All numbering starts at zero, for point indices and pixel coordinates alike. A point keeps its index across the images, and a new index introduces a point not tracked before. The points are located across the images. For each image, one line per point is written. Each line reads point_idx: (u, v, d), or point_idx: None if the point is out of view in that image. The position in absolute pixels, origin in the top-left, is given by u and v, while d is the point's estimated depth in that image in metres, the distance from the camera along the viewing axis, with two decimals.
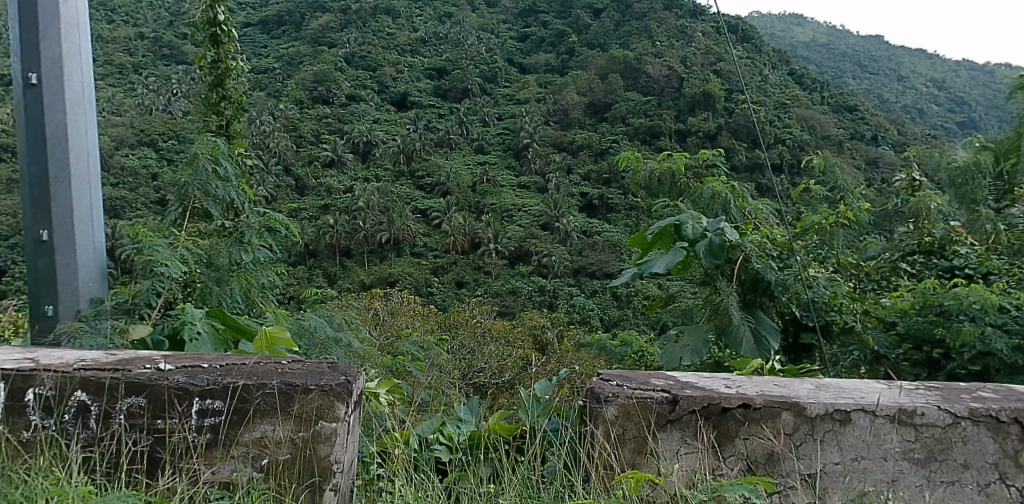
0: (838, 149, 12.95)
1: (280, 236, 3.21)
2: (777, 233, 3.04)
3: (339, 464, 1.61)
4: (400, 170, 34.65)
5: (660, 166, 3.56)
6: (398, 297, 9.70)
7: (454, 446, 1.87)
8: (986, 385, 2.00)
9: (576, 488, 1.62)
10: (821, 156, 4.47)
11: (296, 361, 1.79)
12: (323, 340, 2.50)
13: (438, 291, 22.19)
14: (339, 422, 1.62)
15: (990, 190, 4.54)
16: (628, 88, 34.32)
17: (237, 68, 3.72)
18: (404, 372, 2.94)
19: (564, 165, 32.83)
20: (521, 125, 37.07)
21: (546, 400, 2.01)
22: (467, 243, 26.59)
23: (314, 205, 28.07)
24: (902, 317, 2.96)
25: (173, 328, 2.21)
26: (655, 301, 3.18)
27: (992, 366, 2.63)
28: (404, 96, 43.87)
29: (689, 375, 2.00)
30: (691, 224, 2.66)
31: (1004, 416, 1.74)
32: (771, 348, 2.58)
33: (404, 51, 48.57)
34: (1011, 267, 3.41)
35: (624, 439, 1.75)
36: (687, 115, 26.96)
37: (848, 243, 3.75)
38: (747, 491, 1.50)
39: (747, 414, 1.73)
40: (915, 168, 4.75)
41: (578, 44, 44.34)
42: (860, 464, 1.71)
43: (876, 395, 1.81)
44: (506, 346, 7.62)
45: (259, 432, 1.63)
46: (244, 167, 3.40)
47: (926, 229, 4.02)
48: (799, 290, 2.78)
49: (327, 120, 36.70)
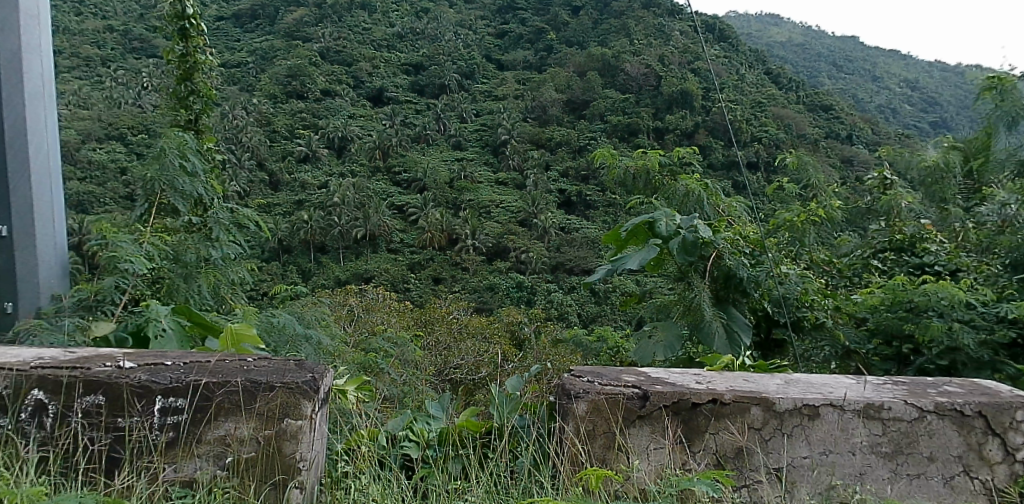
0: (814, 148, 13.31)
1: (249, 231, 3.16)
2: (749, 230, 3.06)
3: (305, 462, 1.59)
4: (376, 166, 34.00)
5: (635, 164, 3.59)
6: (373, 292, 9.65)
7: (425, 443, 1.84)
8: (952, 381, 2.02)
9: (542, 485, 1.61)
10: (794, 154, 4.51)
11: (261, 359, 1.77)
12: (292, 337, 2.45)
13: (415, 287, 22.12)
14: (305, 421, 1.60)
15: (960, 189, 4.63)
16: (606, 86, 34.28)
17: (206, 62, 3.64)
18: (376, 369, 2.93)
19: (542, 162, 32.71)
20: (499, 122, 37.00)
21: (518, 396, 1.97)
22: (444, 239, 26.46)
23: (288, 201, 27.79)
24: (873, 312, 2.96)
25: (136, 325, 2.11)
26: (628, 297, 3.18)
27: (959, 360, 2.66)
28: (380, 91, 43.57)
29: (659, 371, 2.01)
30: (665, 221, 2.66)
31: (969, 409, 1.76)
32: (742, 342, 2.60)
33: (380, 45, 48.31)
34: (980, 264, 3.47)
35: (593, 435, 1.74)
36: (665, 112, 27.12)
37: (819, 240, 3.83)
38: (711, 487, 1.51)
39: (716, 409, 1.74)
40: (887, 166, 4.80)
41: (556, 41, 44.61)
42: (829, 458, 1.72)
43: (845, 391, 1.83)
44: (483, 341, 7.67)
45: (223, 430, 1.59)
46: (214, 163, 3.35)
47: (898, 225, 4.04)
48: (770, 286, 2.82)
49: (302, 115, 36.44)
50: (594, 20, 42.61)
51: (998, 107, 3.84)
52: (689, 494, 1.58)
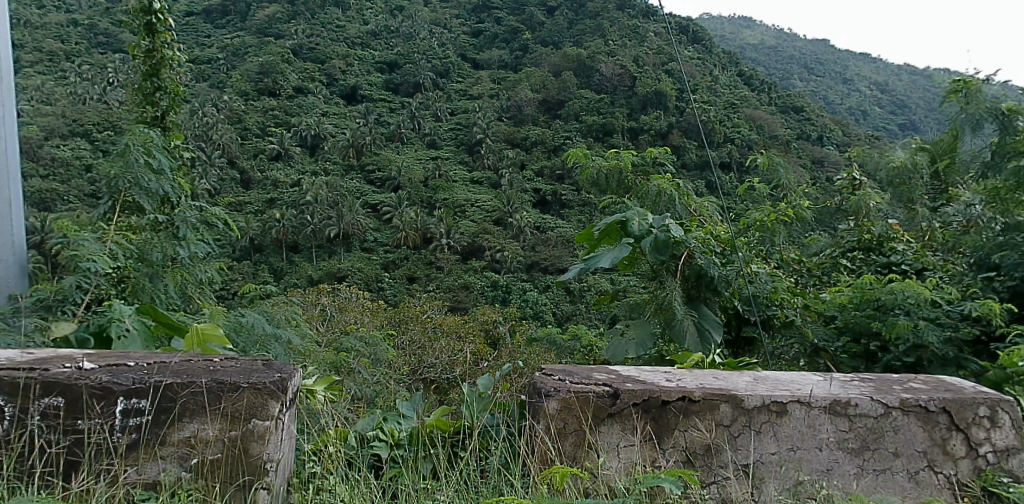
0: (785, 149, 13.51)
1: (217, 229, 3.14)
2: (720, 229, 3.08)
3: (272, 463, 1.57)
4: (350, 164, 33.58)
5: (607, 164, 3.61)
6: (346, 291, 9.55)
7: (395, 443, 1.83)
8: (917, 377, 2.05)
9: (509, 485, 1.60)
10: (765, 154, 4.56)
11: (228, 359, 1.75)
12: (261, 336, 2.42)
13: (389, 286, 22.00)
14: (273, 421, 1.57)
15: (927, 189, 4.72)
16: (581, 86, 34.40)
17: (173, 58, 3.57)
18: (347, 369, 2.91)
19: (517, 161, 32.46)
20: (474, 120, 36.77)
21: (490, 395, 1.96)
22: (419, 238, 26.23)
23: (260, 200, 27.45)
24: (841, 311, 3.01)
25: (99, 325, 2.05)
26: (602, 296, 3.19)
27: (926, 358, 2.69)
28: (354, 89, 43.02)
29: (630, 369, 2.02)
30: (637, 220, 2.67)
31: (932, 406, 1.79)
32: (713, 341, 2.62)
33: (354, 42, 47.88)
34: (945, 263, 3.55)
35: (565, 434, 1.74)
36: (640, 113, 27.28)
37: (789, 239, 3.89)
38: (677, 485, 1.52)
39: (687, 406, 1.75)
40: (856, 167, 4.86)
41: (531, 41, 44.71)
42: (796, 453, 1.74)
43: (812, 387, 1.85)
44: (456, 340, 7.67)
45: (188, 432, 1.57)
46: (181, 160, 3.30)
47: (866, 225, 4.08)
48: (740, 285, 2.85)
49: (274, 112, 36.02)
50: (569, 21, 42.82)
51: (964, 109, 3.73)
52: (656, 493, 1.58)
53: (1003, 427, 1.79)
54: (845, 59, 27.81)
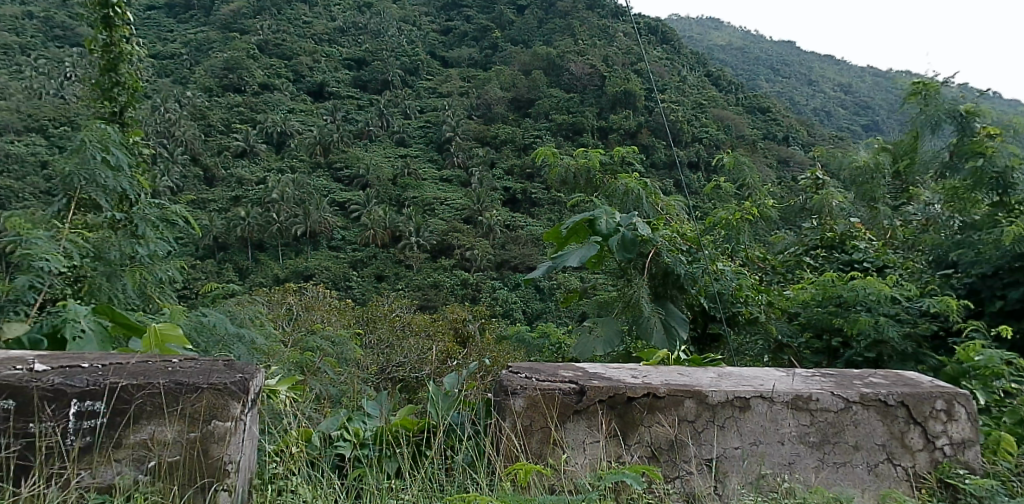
0: (751, 149, 13.74)
1: (178, 227, 3.09)
2: (686, 228, 3.12)
3: (234, 464, 1.53)
4: (317, 161, 33.19)
5: (576, 163, 3.62)
6: (312, 290, 9.45)
7: (361, 442, 1.81)
8: (876, 372, 2.10)
9: (471, 482, 1.59)
10: (730, 154, 4.61)
11: (189, 359, 1.71)
12: (223, 337, 2.37)
13: (357, 284, 21.83)
14: (236, 422, 1.55)
15: (888, 189, 4.78)
16: (551, 85, 34.49)
17: (132, 53, 3.49)
18: (314, 368, 2.89)
19: (487, 159, 32.32)
20: (443, 118, 36.55)
21: (456, 393, 1.94)
22: (388, 236, 25.97)
23: (224, 197, 27.04)
24: (804, 307, 3.05)
25: (54, 325, 1.99)
26: (570, 293, 3.20)
27: (886, 353, 2.73)
28: (322, 85, 42.36)
29: (596, 366, 2.03)
30: (605, 219, 2.68)
31: (891, 400, 1.84)
32: (679, 337, 2.64)
33: (321, 39, 47.31)
34: (904, 260, 3.63)
35: (530, 431, 1.74)
36: (609, 112, 27.43)
37: (754, 237, 3.95)
38: (637, 479, 1.53)
39: (652, 402, 1.76)
40: (820, 167, 4.93)
41: (501, 40, 44.70)
42: (758, 448, 1.76)
43: (774, 383, 1.88)
44: (425, 338, 7.67)
45: (146, 434, 1.53)
46: (141, 157, 3.23)
47: (829, 224, 4.16)
48: (707, 283, 2.88)
49: (239, 109, 35.50)
50: (539, 20, 42.92)
51: (924, 113, 3.62)
52: (619, 489, 1.58)
53: (958, 420, 1.84)
54: (810, 61, 28.25)
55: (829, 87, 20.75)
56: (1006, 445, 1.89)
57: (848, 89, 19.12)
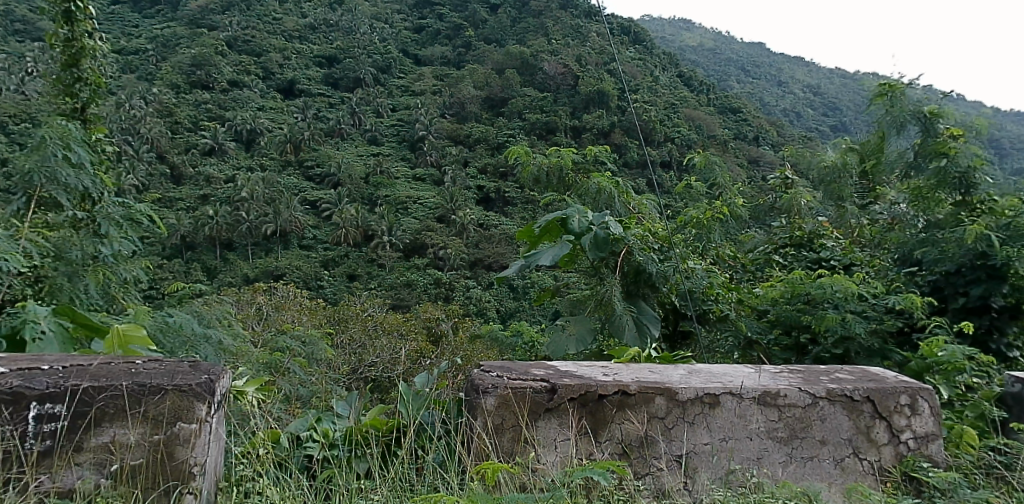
0: (722, 149, 13.90)
1: (142, 226, 3.04)
2: (657, 227, 3.13)
3: (200, 467, 1.51)
4: (287, 160, 32.83)
5: (548, 161, 3.62)
6: (282, 290, 9.33)
7: (330, 442, 1.79)
8: (842, 368, 2.13)
9: (441, 483, 1.57)
10: (702, 153, 4.64)
11: (153, 360, 1.68)
12: (189, 337, 2.32)
13: (329, 284, 21.65)
14: (201, 424, 1.52)
15: (857, 188, 4.80)
16: (524, 84, 34.53)
17: (94, 48, 3.41)
18: (284, 369, 2.86)
19: (460, 158, 32.22)
20: (416, 117, 36.35)
21: (427, 393, 1.93)
22: (360, 236, 25.75)
23: (192, 196, 26.62)
24: (773, 305, 3.07)
25: (12, 328, 1.94)
26: (543, 292, 3.20)
27: (853, 349, 2.78)
28: (292, 83, 41.85)
29: (567, 364, 2.04)
30: (577, 217, 2.69)
31: (857, 394, 1.87)
32: (651, 334, 2.66)
33: (292, 36, 46.77)
34: (871, 258, 3.69)
35: (502, 429, 1.74)
36: (583, 111, 27.54)
37: (725, 236, 3.98)
38: (605, 475, 1.53)
39: (623, 400, 1.77)
40: (789, 166, 4.99)
41: (474, 38, 44.63)
42: (727, 443, 1.78)
43: (742, 379, 1.90)
44: (397, 338, 7.63)
45: (109, 437, 1.50)
46: (104, 155, 3.16)
47: (798, 222, 4.22)
48: (678, 281, 2.91)
49: (206, 106, 34.96)
50: (511, 19, 42.93)
51: (888, 112, 3.70)
52: (588, 485, 1.59)
53: (922, 414, 1.88)
54: (779, 62, 28.68)
55: (798, 88, 21.11)
56: (967, 438, 1.95)
57: (816, 90, 19.46)
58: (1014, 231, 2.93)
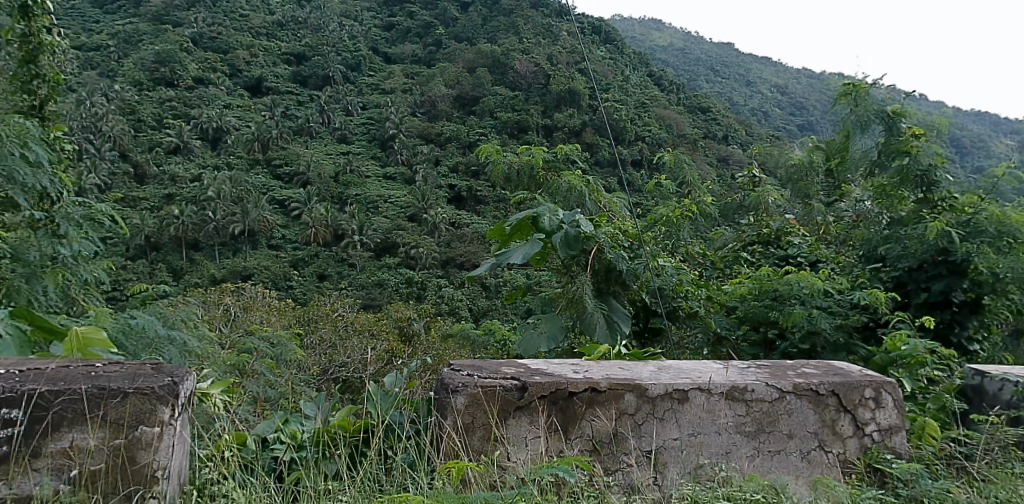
0: (692, 148, 14.03)
1: (103, 226, 2.99)
2: (627, 225, 3.15)
3: (164, 471, 1.47)
4: (255, 158, 32.40)
5: (519, 160, 3.62)
6: (250, 290, 9.20)
7: (298, 444, 1.76)
8: (808, 363, 2.16)
9: (407, 482, 1.56)
10: (670, 152, 4.69)
11: (114, 363, 1.65)
12: (152, 340, 2.27)
13: (298, 284, 21.44)
14: (164, 427, 1.49)
15: (823, 186, 4.88)
16: (496, 83, 34.52)
17: (52, 44, 3.31)
18: (250, 370, 2.83)
19: (431, 157, 32.09)
20: (386, 115, 36.09)
21: (396, 392, 1.92)
22: (329, 235, 25.48)
23: (156, 195, 26.17)
24: (741, 301, 3.10)
25: None
26: (513, 290, 3.20)
27: (819, 344, 2.83)
28: (259, 80, 41.28)
29: (539, 362, 2.03)
30: (548, 216, 2.70)
31: (823, 389, 1.89)
32: (621, 332, 2.68)
33: (259, 33, 46.14)
34: (835, 255, 3.76)
35: (472, 428, 1.73)
36: (554, 110, 27.60)
37: (694, 234, 4.02)
38: (569, 472, 1.53)
39: (593, 396, 1.78)
40: (757, 164, 5.05)
41: (445, 36, 44.51)
42: (695, 438, 1.80)
43: (711, 375, 1.92)
44: (369, 338, 7.58)
45: (67, 442, 1.46)
46: (63, 154, 3.11)
47: (765, 220, 4.29)
48: (648, 279, 2.93)
49: (171, 104, 34.36)
50: (483, 17, 42.82)
51: (851, 111, 3.77)
52: (553, 481, 1.59)
53: (886, 407, 1.91)
54: (748, 63, 29.03)
55: (766, 88, 21.42)
56: (929, 430, 1.98)
57: (784, 90, 19.76)
58: (973, 227, 3.00)
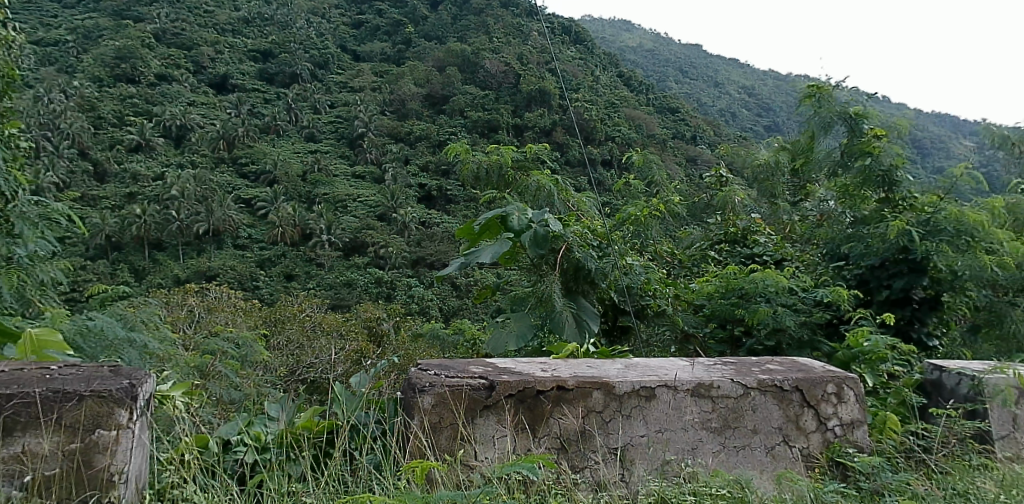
0: (661, 148, 14.15)
1: (60, 227, 2.94)
2: (596, 224, 3.16)
3: (123, 476, 1.44)
4: (220, 157, 31.87)
5: (488, 159, 3.60)
6: (214, 291, 9.03)
7: (263, 446, 1.74)
8: (773, 360, 2.19)
9: (371, 483, 1.54)
10: (639, 152, 4.72)
11: (70, 366, 1.60)
12: (111, 341, 2.21)
13: (265, 284, 21.17)
14: (122, 430, 1.45)
15: (787, 185, 4.96)
16: (466, 82, 34.45)
17: (6, 39, 3.18)
18: (213, 371, 2.79)
19: (401, 156, 31.90)
20: (355, 113, 35.75)
21: (363, 392, 1.90)
22: (297, 234, 25.17)
23: (117, 194, 25.60)
24: (709, 299, 3.13)
25: None
26: (482, 290, 3.18)
27: (784, 341, 2.88)
28: (225, 77, 40.61)
29: (506, 360, 2.03)
30: (517, 215, 2.68)
31: (786, 385, 1.93)
32: (590, 330, 2.68)
33: (224, 30, 45.41)
34: (800, 254, 3.83)
35: (440, 427, 1.72)
36: (525, 110, 27.63)
37: (662, 233, 4.06)
38: (533, 471, 1.53)
39: (560, 395, 1.78)
40: (723, 164, 5.12)
41: (414, 35, 44.29)
42: (663, 435, 1.81)
43: (677, 372, 1.93)
44: (338, 339, 7.52)
45: (21, 447, 1.42)
46: (19, 153, 3.05)
47: (732, 220, 4.35)
48: (617, 277, 2.93)
49: (132, 100, 33.66)
50: (453, 17, 42.66)
51: (816, 112, 3.83)
52: (519, 479, 1.58)
53: (848, 402, 1.95)
54: (716, 64, 29.39)
55: (733, 89, 21.71)
56: (890, 424, 2.03)
57: (751, 91, 20.05)
58: (933, 226, 3.06)
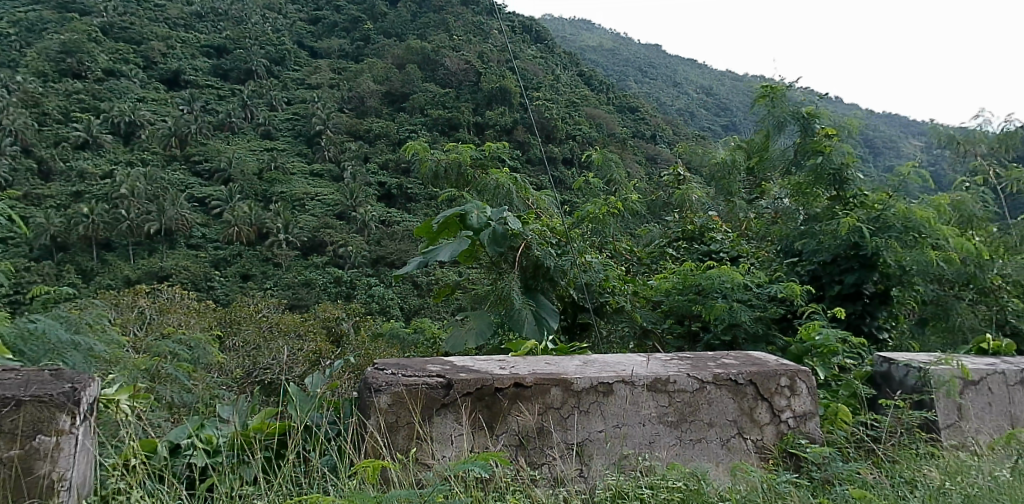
0: (621, 147, 14.23)
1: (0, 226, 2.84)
2: (555, 221, 3.16)
3: (65, 484, 1.39)
4: (172, 154, 31.07)
5: (447, 157, 3.60)
6: (166, 292, 8.80)
7: (214, 448, 1.70)
8: (728, 353, 2.22)
9: (323, 484, 1.51)
10: (597, 151, 4.76)
11: (8, 371, 1.54)
12: (53, 344, 2.14)
13: (221, 284, 20.75)
14: (63, 437, 1.40)
15: (744, 184, 5.04)
16: (426, 79, 34.20)
17: None
18: (162, 373, 2.72)
19: (360, 153, 31.54)
20: (313, 111, 35.19)
21: (319, 393, 1.87)
22: (253, 234, 24.69)
23: (63, 192, 24.77)
24: (666, 296, 3.17)
25: None
26: (441, 288, 3.16)
27: (739, 335, 2.94)
28: (177, 73, 39.57)
29: (465, 358, 2.01)
30: (475, 213, 2.67)
31: (741, 378, 1.96)
32: (548, 327, 2.67)
33: (176, 24, 44.26)
34: (755, 250, 3.90)
35: (396, 426, 1.71)
36: (485, 108, 27.54)
37: (621, 230, 4.09)
38: (485, 468, 1.52)
39: (518, 392, 1.78)
40: (681, 163, 5.18)
41: (372, 31, 43.77)
42: (620, 429, 1.82)
43: (634, 367, 1.95)
44: (295, 339, 7.42)
45: None
46: None
47: (689, 218, 4.42)
48: (575, 274, 2.94)
49: (78, 96, 32.61)
50: (412, 13, 42.25)
51: (769, 111, 3.90)
52: (474, 476, 1.57)
53: (801, 395, 1.99)
54: (675, 64, 29.69)
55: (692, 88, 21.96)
56: (841, 415, 2.07)
57: (709, 90, 20.29)
58: (882, 222, 3.15)
